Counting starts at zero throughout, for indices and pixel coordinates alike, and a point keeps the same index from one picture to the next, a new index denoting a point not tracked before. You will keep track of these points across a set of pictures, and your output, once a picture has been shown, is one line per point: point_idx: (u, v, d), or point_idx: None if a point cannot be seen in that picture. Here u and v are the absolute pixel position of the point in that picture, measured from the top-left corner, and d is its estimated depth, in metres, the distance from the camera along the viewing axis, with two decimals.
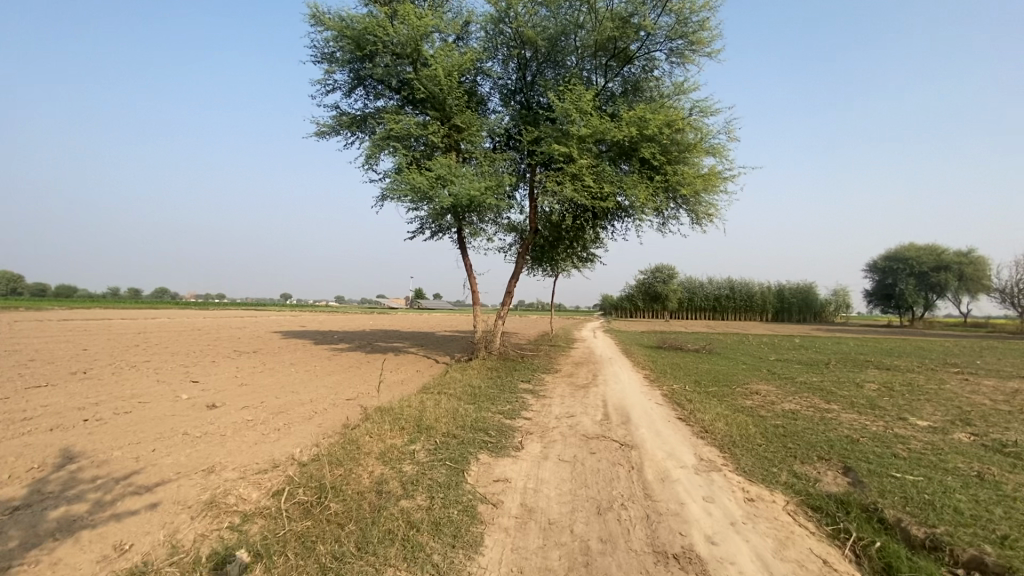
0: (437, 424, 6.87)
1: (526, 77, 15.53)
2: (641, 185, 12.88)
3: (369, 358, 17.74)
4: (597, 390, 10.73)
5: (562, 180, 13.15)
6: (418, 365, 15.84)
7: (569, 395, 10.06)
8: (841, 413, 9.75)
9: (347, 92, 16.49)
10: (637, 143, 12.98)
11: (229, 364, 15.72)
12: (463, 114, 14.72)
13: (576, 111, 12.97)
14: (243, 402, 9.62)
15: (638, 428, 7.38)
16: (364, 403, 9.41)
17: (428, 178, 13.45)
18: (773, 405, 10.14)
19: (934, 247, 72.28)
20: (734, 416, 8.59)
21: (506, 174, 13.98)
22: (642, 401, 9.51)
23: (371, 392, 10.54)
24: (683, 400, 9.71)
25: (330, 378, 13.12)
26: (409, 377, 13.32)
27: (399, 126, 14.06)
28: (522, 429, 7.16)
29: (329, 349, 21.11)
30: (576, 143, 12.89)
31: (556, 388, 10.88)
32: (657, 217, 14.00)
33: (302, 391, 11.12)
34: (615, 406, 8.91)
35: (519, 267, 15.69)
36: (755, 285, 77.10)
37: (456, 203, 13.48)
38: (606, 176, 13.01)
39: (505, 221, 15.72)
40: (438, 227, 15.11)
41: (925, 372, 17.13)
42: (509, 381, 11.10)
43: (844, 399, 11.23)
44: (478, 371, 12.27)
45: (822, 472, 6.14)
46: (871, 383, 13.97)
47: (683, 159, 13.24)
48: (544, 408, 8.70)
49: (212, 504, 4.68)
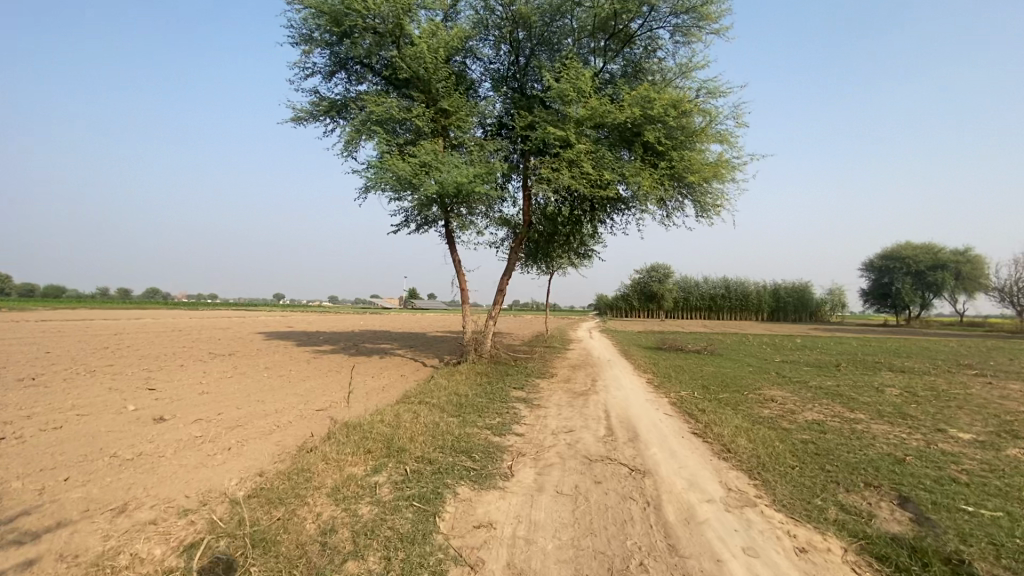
0: (411, 446, 5.75)
1: (518, 60, 14.45)
2: (644, 172, 11.82)
3: (352, 362, 16.57)
4: (597, 398, 9.63)
5: (558, 166, 12.06)
6: (403, 369, 14.68)
7: (566, 405, 8.94)
8: (871, 424, 8.71)
9: (326, 75, 15.34)
10: (639, 127, 11.93)
11: (197, 368, 14.54)
12: (451, 97, 13.60)
13: (573, 91, 11.90)
14: (196, 414, 8.46)
15: (650, 447, 6.28)
16: (333, 415, 8.27)
17: (412, 164, 12.32)
18: (794, 414, 9.08)
19: (931, 246, 71.75)
20: (756, 430, 7.51)
21: (497, 161, 12.86)
22: (649, 412, 8.42)
23: (345, 401, 9.40)
24: (695, 410, 8.63)
25: (304, 384, 11.95)
26: (391, 383, 12.17)
27: (381, 109, 12.93)
28: (512, 449, 6.06)
29: (311, 351, 19.90)
30: (573, 127, 11.83)
31: (552, 396, 9.77)
32: (661, 208, 12.94)
33: (268, 400, 9.97)
34: (620, 418, 7.82)
35: (512, 263, 14.56)
36: (751, 284, 76.38)
37: (442, 192, 12.34)
38: (607, 162, 11.93)
39: (497, 214, 14.60)
40: (424, 220, 13.98)
41: (943, 374, 16.12)
42: (499, 388, 9.98)
43: (869, 407, 10.18)
44: (466, 376, 11.15)
45: (875, 504, 5.07)
46: (891, 387, 12.94)
47: (689, 145, 12.19)
48: (539, 422, 7.61)
49: (100, 565, 3.56)
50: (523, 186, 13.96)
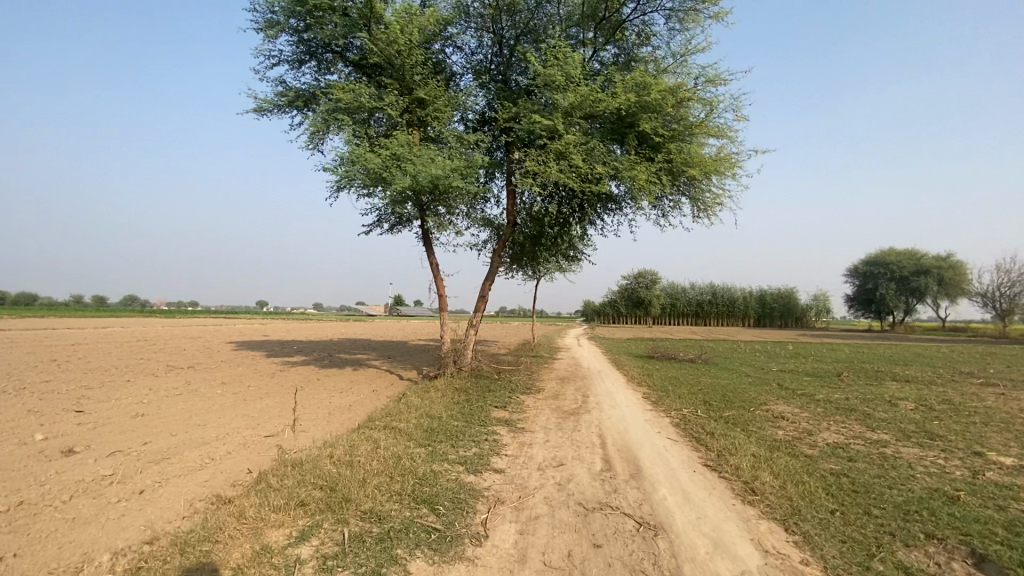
0: (359, 495, 4.53)
1: (502, 48, 13.39)
2: (639, 167, 10.77)
3: (321, 375, 15.21)
4: (589, 418, 8.48)
5: (544, 159, 10.96)
6: (376, 383, 13.40)
7: (554, 428, 7.77)
8: (900, 447, 7.67)
9: (293, 65, 14.15)
10: (634, 117, 10.90)
11: (145, 383, 13.09)
12: (428, 86, 12.47)
13: (561, 78, 10.86)
14: (116, 445, 7.14)
15: (659, 490, 5.11)
16: (279, 446, 7.00)
17: (383, 157, 11.13)
18: (813, 436, 8.02)
19: (914, 252, 72.28)
20: (776, 459, 6.43)
21: (478, 154, 11.73)
22: (650, 437, 7.28)
23: (298, 426, 8.12)
24: (702, 433, 7.52)
25: (260, 403, 10.63)
26: (359, 401, 10.88)
27: (350, 97, 11.77)
28: (489, 494, 4.87)
29: (279, 363, 18.46)
30: (561, 116, 10.79)
31: (538, 416, 8.58)
32: (657, 206, 11.90)
33: (210, 425, 8.64)
34: (618, 447, 6.67)
35: (495, 267, 13.39)
36: (737, 290, 76.22)
37: (417, 188, 11.14)
38: (598, 155, 10.86)
39: (479, 214, 13.45)
40: (398, 219, 12.77)
41: (950, 385, 15.25)
42: (478, 408, 8.78)
43: (890, 426, 9.17)
44: (442, 394, 9.92)
45: (949, 567, 3.98)
46: (904, 400, 11.98)
47: (688, 137, 11.16)
48: (523, 452, 6.45)
49: None
50: (507, 183, 12.84)
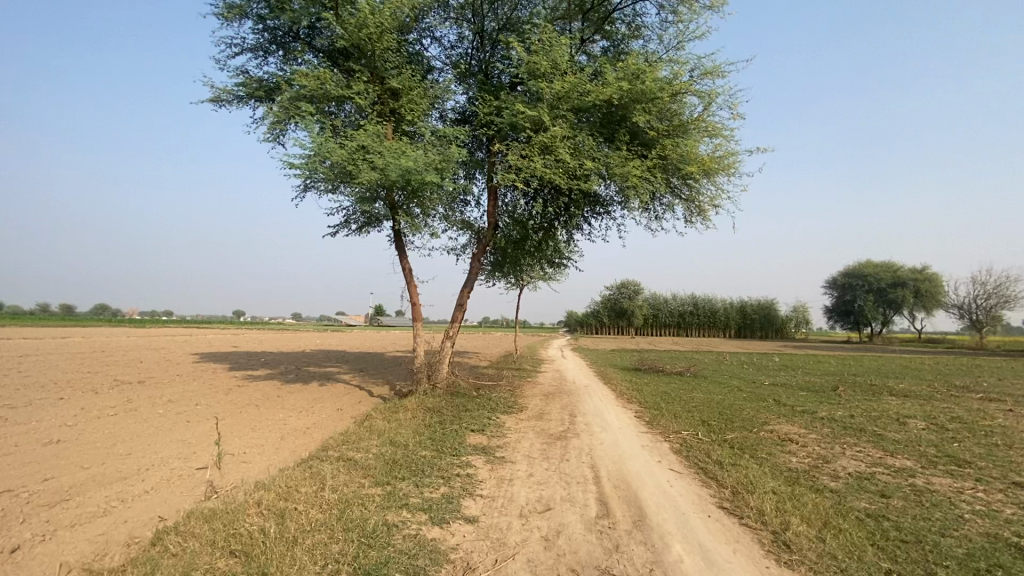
0: (283, 567, 3.43)
1: (484, 39, 12.44)
2: (632, 163, 9.84)
3: (283, 391, 13.88)
4: (579, 444, 7.41)
5: (528, 154, 9.96)
6: (341, 401, 12.16)
7: (538, 457, 6.71)
8: (932, 478, 6.75)
9: (256, 53, 13.02)
10: (625, 109, 10.01)
11: (77, 402, 11.61)
12: (402, 76, 11.44)
13: (547, 65, 9.91)
14: (6, 485, 5.85)
15: (672, 547, 4.05)
16: (208, 484, 5.80)
17: (349, 148, 10.02)
18: (832, 464, 7.07)
19: (891, 264, 73.29)
20: (801, 497, 5.43)
21: (455, 148, 10.68)
22: (651, 468, 6.24)
23: (238, 459, 6.91)
24: (709, 463, 6.51)
25: (204, 426, 9.34)
26: (318, 423, 9.66)
27: (314, 84, 10.70)
28: (456, 557, 3.80)
29: (239, 377, 16.99)
30: (547, 108, 9.85)
31: (520, 442, 7.47)
32: (650, 207, 10.98)
33: (136, 454, 7.36)
34: (615, 485, 5.59)
35: (474, 273, 12.31)
36: (719, 301, 76.27)
37: (386, 183, 10.03)
38: (587, 149, 9.90)
39: (457, 215, 12.38)
40: (367, 220, 11.63)
41: (951, 399, 14.56)
42: (451, 433, 7.67)
43: (909, 450, 8.28)
44: (411, 415, 8.78)
45: None
46: (912, 418, 11.17)
47: (683, 132, 10.27)
48: (502, 490, 5.37)
49: None
50: (488, 182, 11.81)
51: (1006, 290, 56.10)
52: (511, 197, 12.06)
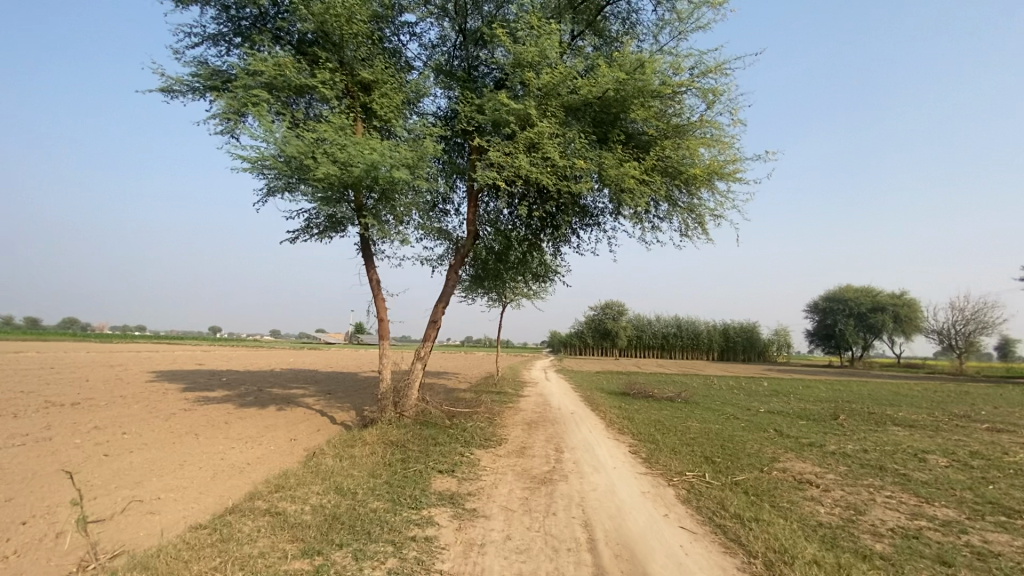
0: None
1: (467, 33, 11.42)
2: (629, 165, 8.78)
3: (232, 416, 12.33)
4: (567, 491, 6.16)
5: (514, 151, 8.83)
6: (295, 430, 10.71)
7: (518, 509, 5.46)
8: (990, 534, 5.62)
9: (216, 43, 11.83)
10: (621, 106, 9.00)
11: None
12: (375, 68, 10.36)
13: (535, 54, 8.87)
14: None
15: None
16: (85, 553, 4.44)
17: (307, 139, 8.86)
18: (869, 518, 5.91)
19: (871, 289, 73.91)
20: (853, 570, 4.25)
21: (431, 145, 9.56)
22: (658, 529, 5.00)
23: (142, 517, 5.51)
24: (726, 519, 5.31)
25: (121, 462, 7.85)
26: (261, 458, 8.24)
27: (273, 71, 9.59)
28: None
29: (188, 400, 15.33)
30: (534, 101, 8.82)
31: (497, 488, 6.19)
32: (646, 216, 9.91)
33: (15, 501, 5.90)
34: (615, 556, 4.35)
35: (451, 286, 11.08)
36: (703, 323, 75.94)
37: (351, 180, 8.82)
38: (577, 147, 8.85)
39: (433, 223, 11.25)
40: (331, 224, 10.36)
41: (960, 431, 13.60)
42: (414, 477, 6.37)
43: (946, 495, 7.18)
44: (369, 453, 7.43)
45: None
46: (930, 454, 10.12)
47: (685, 133, 9.28)
48: (469, 563, 4.10)
49: None
50: (468, 187, 10.70)
51: (984, 316, 56.62)
52: (493, 205, 11.05)
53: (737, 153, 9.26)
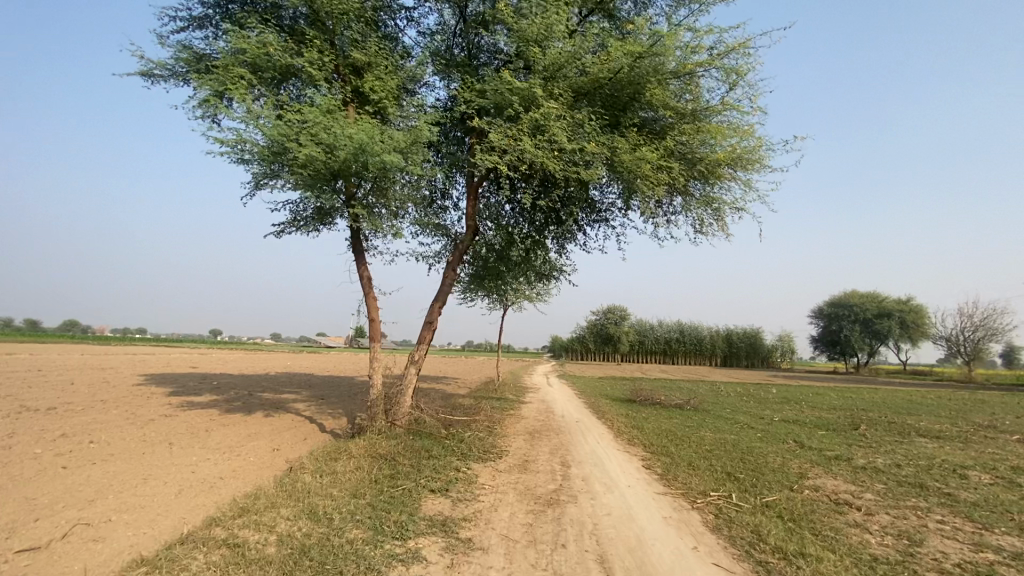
0: None
1: (467, 14, 10.65)
2: (644, 150, 8.02)
3: (214, 423, 11.53)
4: (577, 515, 5.35)
5: (517, 133, 8.05)
6: (279, 439, 9.90)
7: (521, 540, 4.65)
8: None
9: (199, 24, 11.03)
10: (635, 87, 8.25)
11: None
12: (368, 49, 9.63)
13: (542, 28, 8.08)
14: None
15: None
16: None
17: (291, 120, 8.13)
18: (930, 553, 5.08)
19: (877, 294, 72.93)
20: None
21: (427, 130, 8.81)
22: (690, 568, 4.18)
23: (79, 548, 4.71)
24: (767, 555, 4.50)
25: (78, 476, 7.04)
26: (235, 471, 7.44)
27: (257, 49, 8.87)
28: None
29: (171, 405, 14.51)
30: (540, 80, 8.08)
31: (497, 512, 5.38)
32: (661, 207, 9.16)
33: None
34: None
35: (449, 284, 10.32)
36: (705, 329, 75.07)
37: (339, 162, 8.06)
38: (587, 131, 8.10)
39: (431, 217, 10.52)
40: (318, 216, 9.58)
41: (993, 443, 12.71)
42: (401, 498, 5.56)
43: (1005, 520, 6.34)
44: (353, 468, 6.62)
45: None
46: (970, 470, 9.27)
47: (704, 117, 8.52)
48: None
49: None
50: (468, 177, 9.97)
51: (993, 323, 55.64)
52: (495, 197, 10.43)
53: (761, 139, 8.51)
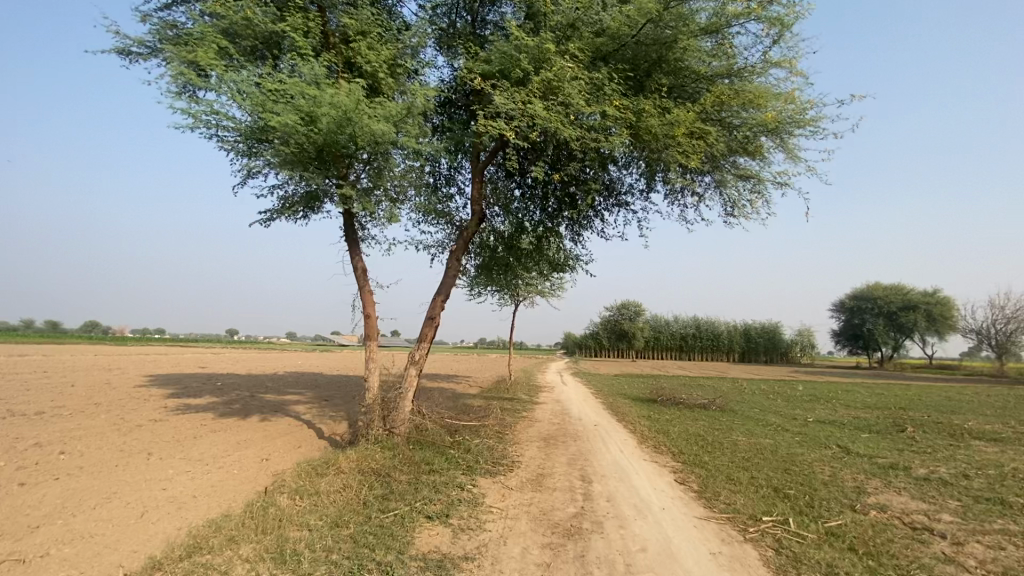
0: None
1: None
2: (672, 114, 6.98)
3: (203, 429, 10.71)
4: (605, 552, 4.33)
5: (528, 98, 7.04)
6: (269, 448, 9.02)
7: None
8: None
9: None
10: (661, 43, 7.19)
11: None
12: (359, 14, 8.68)
13: None
14: None
15: None
16: None
17: (271, 90, 7.22)
18: None
19: (901, 287, 70.51)
20: None
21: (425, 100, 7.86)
22: None
23: None
24: None
25: (30, 495, 6.17)
26: (210, 488, 6.53)
27: (235, 14, 7.99)
28: None
29: (165, 409, 13.78)
30: (552, 36, 7.06)
31: (506, 547, 4.40)
32: (692, 183, 8.07)
33: None
34: None
35: (454, 275, 9.34)
36: (722, 324, 73.38)
37: (324, 134, 7.15)
38: (606, 94, 7.08)
39: (433, 201, 9.54)
40: (306, 200, 8.62)
41: None
42: (391, 529, 4.59)
43: None
44: (339, 488, 5.67)
45: None
46: None
47: (741, 76, 7.42)
48: None
49: None
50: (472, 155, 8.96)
51: None
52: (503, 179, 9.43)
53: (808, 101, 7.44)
